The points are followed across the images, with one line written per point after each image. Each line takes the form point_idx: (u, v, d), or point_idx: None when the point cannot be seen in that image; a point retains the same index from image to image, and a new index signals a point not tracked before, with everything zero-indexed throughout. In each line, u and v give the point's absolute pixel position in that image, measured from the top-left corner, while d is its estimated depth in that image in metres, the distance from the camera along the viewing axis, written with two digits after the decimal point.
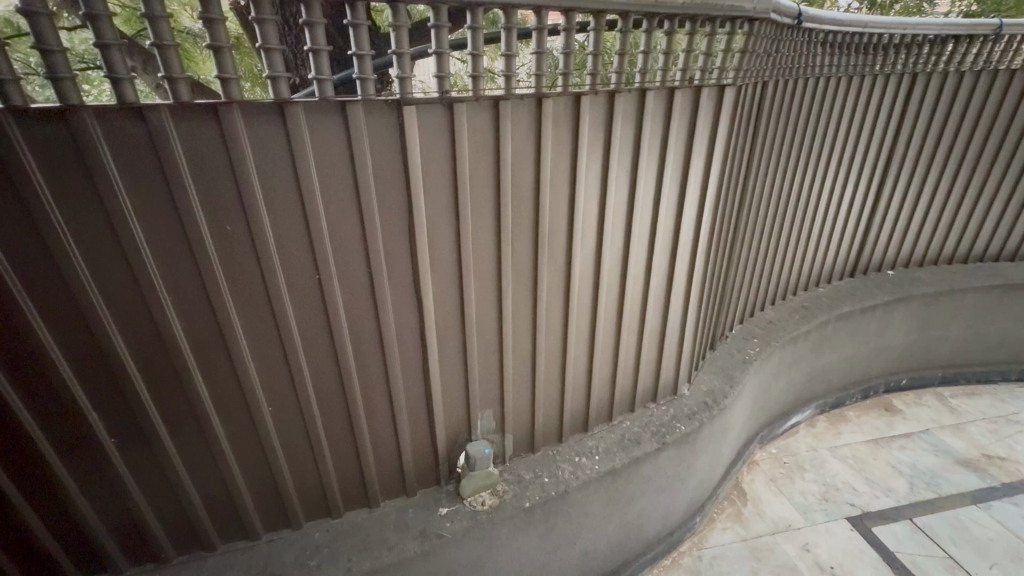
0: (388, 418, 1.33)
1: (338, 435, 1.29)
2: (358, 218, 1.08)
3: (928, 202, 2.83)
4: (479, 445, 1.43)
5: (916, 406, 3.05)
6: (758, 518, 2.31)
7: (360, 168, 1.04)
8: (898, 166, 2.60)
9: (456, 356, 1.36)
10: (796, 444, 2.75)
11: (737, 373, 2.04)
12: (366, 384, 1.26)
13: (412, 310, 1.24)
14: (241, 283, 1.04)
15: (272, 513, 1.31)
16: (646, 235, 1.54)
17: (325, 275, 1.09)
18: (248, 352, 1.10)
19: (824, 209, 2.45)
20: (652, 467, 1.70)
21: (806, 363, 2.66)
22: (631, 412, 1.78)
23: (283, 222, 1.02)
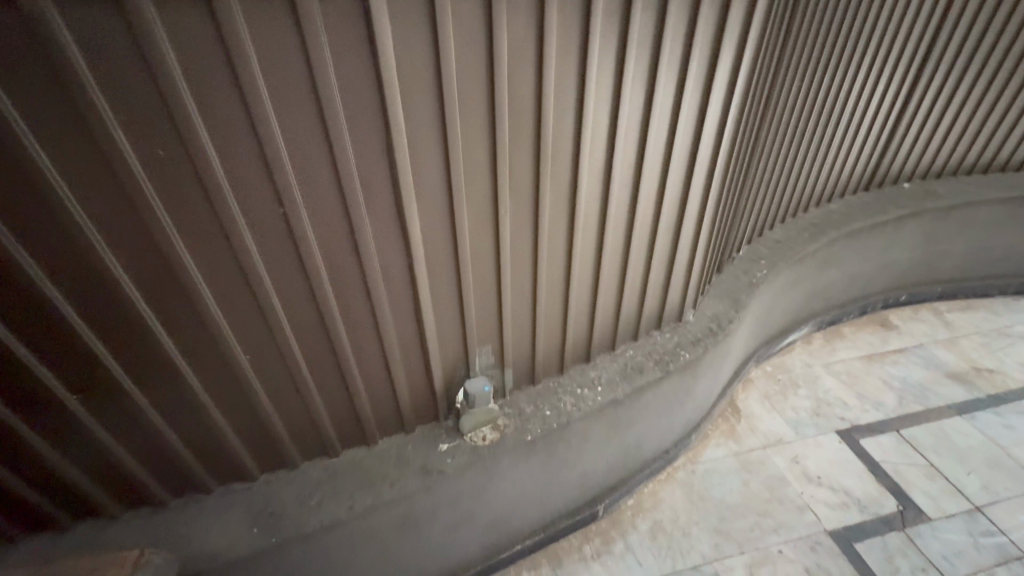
0: (377, 356, 1.24)
1: (325, 374, 1.21)
2: (324, 138, 0.92)
3: (959, 105, 2.58)
4: (479, 382, 1.37)
5: (912, 322, 3.05)
6: (751, 433, 2.37)
7: (321, 76, 0.85)
8: (934, 65, 2.33)
9: (449, 288, 1.24)
10: (791, 361, 2.77)
11: (743, 297, 1.96)
12: (350, 320, 1.16)
13: (398, 240, 1.10)
14: (191, 221, 0.90)
15: (265, 456, 1.26)
16: (660, 151, 1.36)
17: (288, 200, 0.94)
18: (213, 298, 0.99)
19: (848, 118, 2.24)
20: (654, 394, 1.68)
21: (810, 283, 2.59)
22: (635, 340, 1.70)
23: (227, 135, 0.85)
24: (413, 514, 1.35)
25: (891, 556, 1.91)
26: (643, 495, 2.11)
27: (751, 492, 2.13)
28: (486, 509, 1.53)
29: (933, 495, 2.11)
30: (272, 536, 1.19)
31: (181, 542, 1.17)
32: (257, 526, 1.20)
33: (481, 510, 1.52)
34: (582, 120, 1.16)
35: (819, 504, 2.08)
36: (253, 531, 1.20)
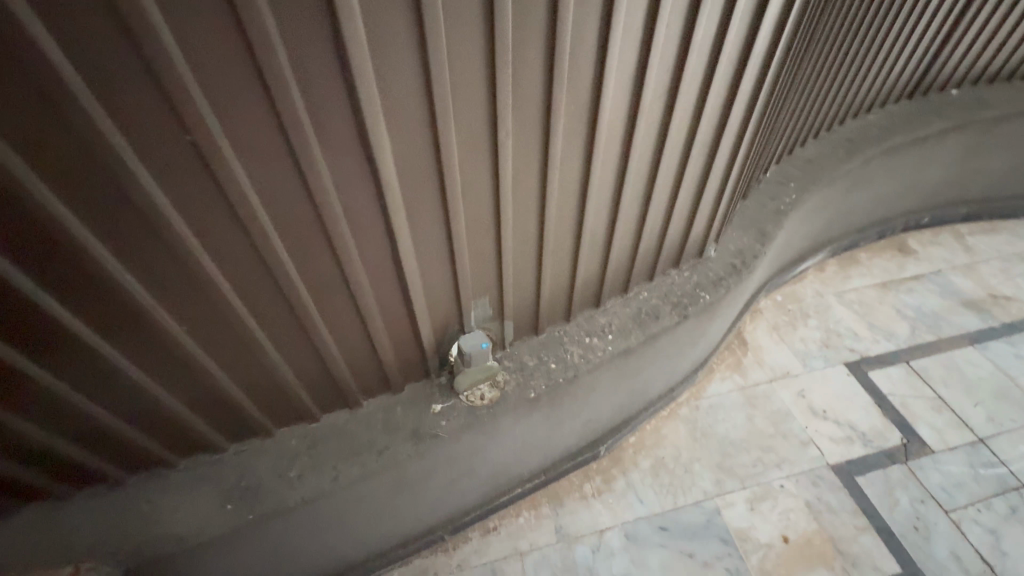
0: (347, 309, 1.03)
1: (283, 331, 1.00)
2: (237, 36, 0.65)
3: None
4: (477, 338, 1.18)
5: (931, 246, 2.87)
6: (757, 367, 2.28)
7: None
8: None
9: (431, 224, 0.99)
10: (802, 289, 2.62)
11: (769, 228, 1.74)
12: (305, 265, 0.93)
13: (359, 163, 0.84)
14: (60, 159, 0.66)
15: (230, 426, 1.10)
16: (706, 49, 1.06)
17: (183, 103, 0.67)
18: (118, 258, 0.78)
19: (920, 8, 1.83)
20: (668, 340, 1.52)
21: (836, 206, 2.35)
22: (650, 281, 1.50)
23: (69, 8, 0.56)
24: (406, 478, 1.23)
25: (891, 488, 1.91)
26: (645, 432, 2.05)
27: (755, 427, 2.07)
28: (485, 463, 1.43)
29: (939, 427, 2.08)
30: (248, 514, 1.08)
31: (147, 521, 1.06)
32: (231, 502, 1.09)
33: (480, 465, 1.42)
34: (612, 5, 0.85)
35: (823, 439, 2.04)
36: (227, 508, 1.08)
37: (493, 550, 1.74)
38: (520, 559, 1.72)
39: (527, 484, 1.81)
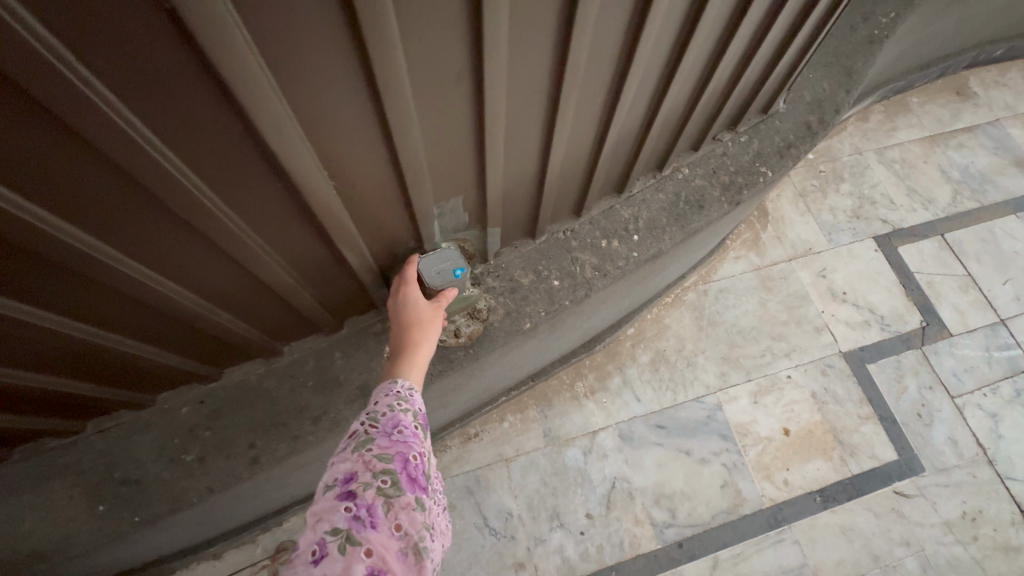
0: (172, 228, 0.58)
1: (42, 278, 0.55)
2: None
3: None
4: (448, 261, 0.79)
5: (994, 88, 2.37)
6: (776, 243, 1.95)
7: None
8: None
9: (295, 58, 0.48)
10: (839, 145, 2.17)
11: (858, 67, 1.22)
12: (15, 157, 0.44)
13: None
14: None
15: (23, 407, 0.68)
16: None
17: None
18: None
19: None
20: (708, 235, 1.11)
21: (920, 33, 1.76)
22: (693, 153, 1.04)
23: None
24: None
25: (901, 376, 1.77)
26: (645, 322, 1.79)
27: (768, 314, 1.83)
28: (464, 396, 1.14)
29: (961, 309, 1.89)
30: (132, 518, 0.79)
31: None
32: (104, 502, 0.79)
33: (458, 398, 1.13)
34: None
35: (838, 324, 1.84)
36: (99, 511, 0.79)
37: (476, 457, 1.58)
38: (505, 465, 1.57)
39: (511, 390, 1.62)
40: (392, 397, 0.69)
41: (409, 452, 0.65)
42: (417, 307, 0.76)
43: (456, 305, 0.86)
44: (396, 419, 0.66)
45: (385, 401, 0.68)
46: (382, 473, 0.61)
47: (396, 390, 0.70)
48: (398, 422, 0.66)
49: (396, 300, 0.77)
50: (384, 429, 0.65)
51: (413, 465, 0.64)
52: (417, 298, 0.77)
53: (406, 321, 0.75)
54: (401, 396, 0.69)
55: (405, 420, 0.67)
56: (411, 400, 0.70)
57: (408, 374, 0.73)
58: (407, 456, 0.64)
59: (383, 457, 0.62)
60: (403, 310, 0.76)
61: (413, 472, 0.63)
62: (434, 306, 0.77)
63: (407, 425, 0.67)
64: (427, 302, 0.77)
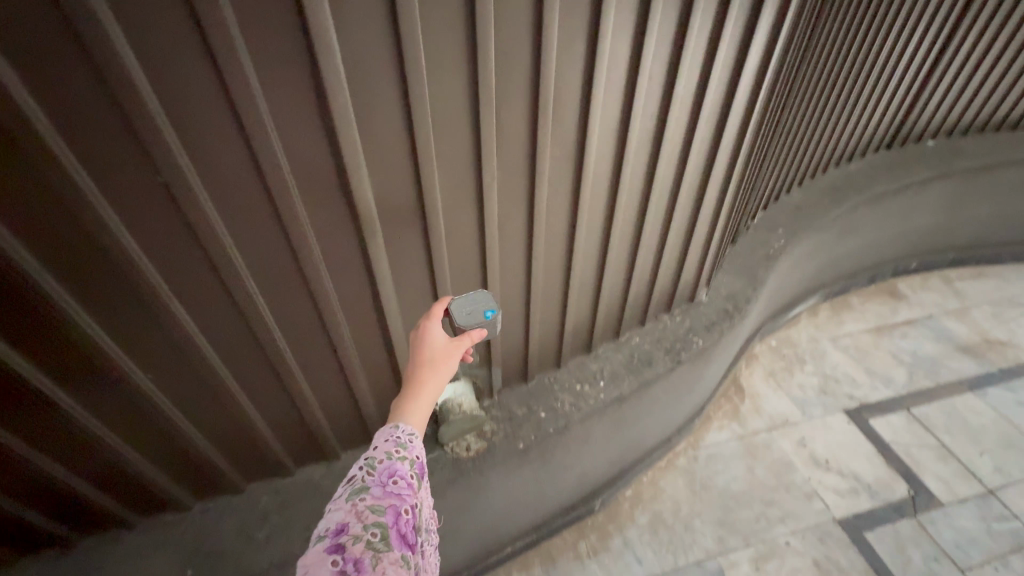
0: (295, 289, 0.90)
1: (258, 374, 0.98)
2: (248, 158, 0.74)
3: (999, 58, 2.25)
4: (479, 304, 0.94)
5: (922, 291, 2.88)
6: (754, 414, 2.22)
7: (234, 86, 0.66)
8: (980, 7, 1.97)
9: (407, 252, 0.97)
10: (796, 335, 2.59)
11: (761, 274, 1.73)
12: (288, 314, 0.93)
13: (307, 103, 0.73)
14: (81, 266, 0.73)
15: (182, 459, 1.02)
16: (685, 105, 1.09)
17: (196, 218, 0.75)
18: (120, 349, 0.83)
19: (904, 44, 1.85)
20: (663, 386, 1.47)
21: (827, 252, 2.35)
22: (642, 326, 1.48)
23: (105, 148, 0.66)
24: None
25: (901, 545, 1.81)
26: (642, 484, 1.96)
27: (757, 479, 1.99)
28: (472, 522, 1.34)
29: (946, 479, 2.00)
30: None
31: None
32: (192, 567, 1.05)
33: (468, 523, 1.33)
34: (598, 32, 0.86)
35: (827, 491, 1.96)
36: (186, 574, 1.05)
37: None
38: None
39: (517, 546, 1.73)
40: (391, 446, 0.77)
41: (399, 506, 0.73)
42: (433, 350, 0.87)
43: (468, 424, 1.19)
44: (391, 470, 0.75)
45: (383, 450, 0.76)
46: (372, 525, 0.69)
47: (396, 435, 0.78)
48: (393, 473, 0.75)
49: (419, 338, 0.89)
50: (378, 481, 0.74)
51: (402, 520, 0.72)
52: (437, 339, 0.88)
53: (420, 362, 0.86)
54: (399, 445, 0.77)
55: (399, 472, 0.75)
56: (409, 450, 0.78)
57: (410, 418, 0.81)
58: (397, 510, 0.73)
59: (375, 509, 0.71)
60: (423, 347, 0.87)
61: (401, 527, 0.72)
62: (455, 345, 0.89)
63: (400, 477, 0.75)
64: (448, 339, 0.89)
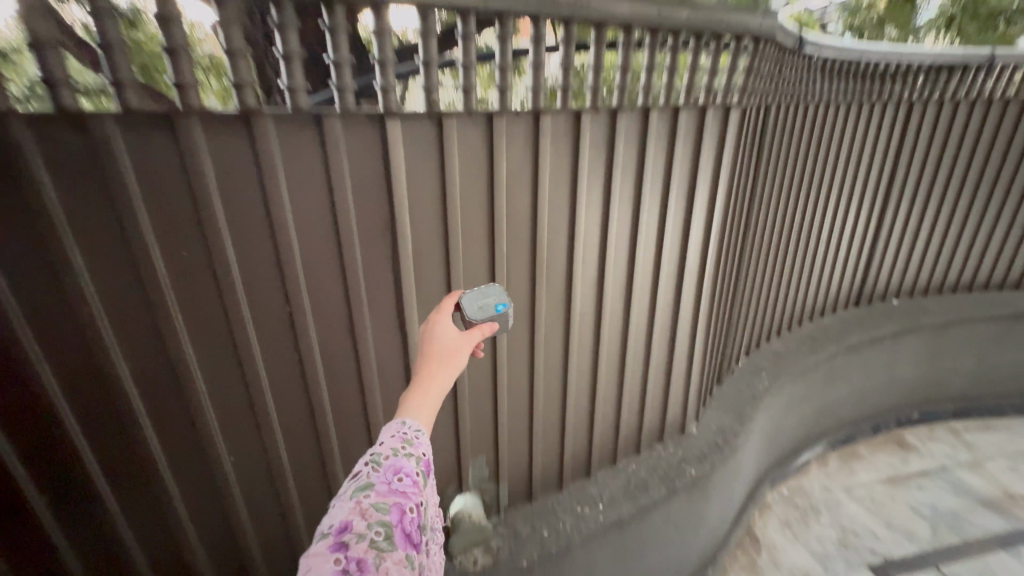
0: (354, 404, 1.10)
1: (314, 479, 1.13)
2: (345, 303, 0.99)
3: (929, 232, 2.69)
4: (490, 298, 0.95)
5: (931, 442, 2.90)
6: (773, 567, 2.14)
7: (349, 260, 0.95)
8: (898, 196, 2.46)
9: None
10: (808, 483, 2.59)
11: (748, 412, 1.90)
12: (347, 426, 1.11)
13: (387, 267, 1.01)
14: (220, 378, 0.92)
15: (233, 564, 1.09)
16: (651, 268, 1.41)
17: (306, 345, 0.97)
18: (224, 450, 0.97)
19: (838, 223, 2.29)
20: (661, 515, 1.55)
21: (817, 397, 2.51)
22: (637, 454, 1.65)
23: (263, 293, 0.90)
24: None
25: None
26: None
27: None
28: None
29: None
30: None
31: None
32: None
33: None
34: (576, 220, 1.20)
35: None
36: None
37: None
38: None
39: None
40: (397, 441, 0.75)
41: (404, 505, 0.71)
42: (443, 343, 0.86)
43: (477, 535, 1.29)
44: (396, 467, 0.73)
45: (388, 445, 0.75)
46: (377, 524, 0.66)
47: (402, 431, 0.77)
48: (398, 471, 0.73)
49: (430, 332, 0.87)
50: (383, 477, 0.71)
51: (407, 518, 0.70)
52: (447, 333, 0.87)
53: (430, 356, 0.85)
54: (405, 442, 0.76)
55: (405, 469, 0.73)
56: (414, 447, 0.76)
57: (418, 414, 0.80)
58: (402, 508, 0.70)
59: (379, 506, 0.68)
60: (434, 341, 0.86)
61: (407, 528, 0.69)
62: (465, 338, 0.88)
63: (406, 474, 0.73)
64: (459, 333, 0.89)
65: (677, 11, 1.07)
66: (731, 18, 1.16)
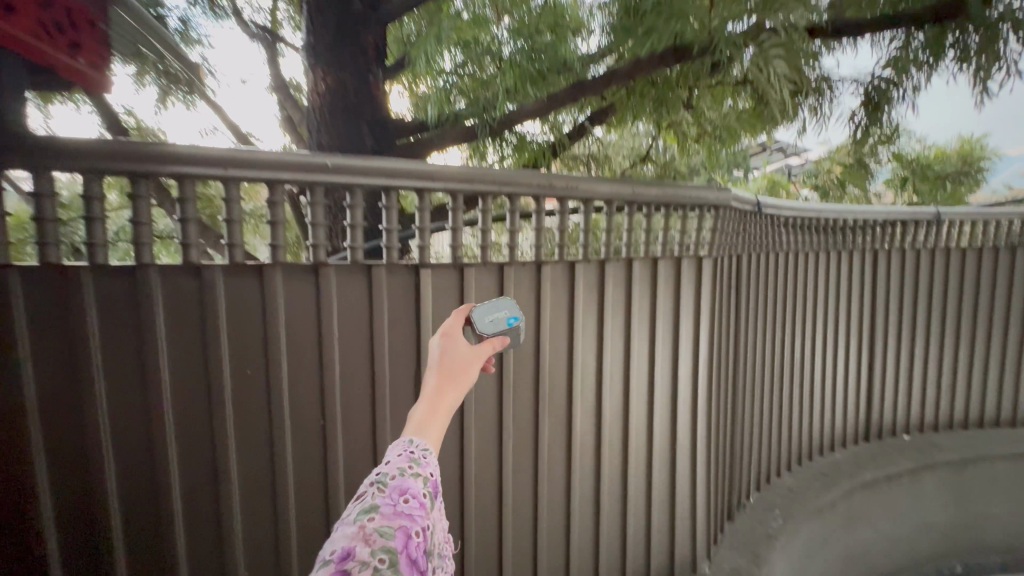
0: None
1: None
2: (369, 418, 1.12)
3: (925, 367, 2.77)
4: (502, 311, 0.90)
5: None
6: None
7: (378, 378, 1.11)
8: (885, 333, 2.60)
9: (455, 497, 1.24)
10: None
11: (763, 551, 1.83)
12: None
13: (410, 387, 1.16)
14: (252, 485, 1.02)
15: None
16: (646, 394, 1.54)
17: (332, 456, 1.08)
18: (242, 563, 1.02)
19: (830, 356, 2.42)
20: None
21: (842, 541, 2.37)
22: None
23: (303, 406, 1.05)
24: None
25: None
26: None
27: None
28: None
29: None
30: None
31: None
32: None
33: None
34: (573, 348, 1.37)
35: None
36: None
37: None
38: None
39: None
40: (403, 463, 0.70)
41: (410, 527, 0.64)
42: (454, 358, 0.82)
43: None
44: (403, 487, 0.67)
45: (394, 466, 0.69)
46: (380, 551, 0.60)
47: (409, 451, 0.72)
48: (404, 491, 0.66)
49: (438, 348, 0.83)
50: (388, 499, 0.65)
51: (414, 543, 0.63)
52: (459, 348, 0.83)
53: (441, 371, 0.80)
54: (412, 462, 0.70)
55: (411, 491, 0.67)
56: (421, 467, 0.71)
57: (427, 433, 0.75)
58: (408, 531, 0.63)
59: (384, 532, 0.61)
60: (444, 357, 0.81)
61: (414, 554, 0.62)
62: (475, 352, 0.84)
63: (413, 495, 0.67)
64: (469, 349, 0.84)
65: (647, 189, 1.39)
66: (692, 193, 1.48)
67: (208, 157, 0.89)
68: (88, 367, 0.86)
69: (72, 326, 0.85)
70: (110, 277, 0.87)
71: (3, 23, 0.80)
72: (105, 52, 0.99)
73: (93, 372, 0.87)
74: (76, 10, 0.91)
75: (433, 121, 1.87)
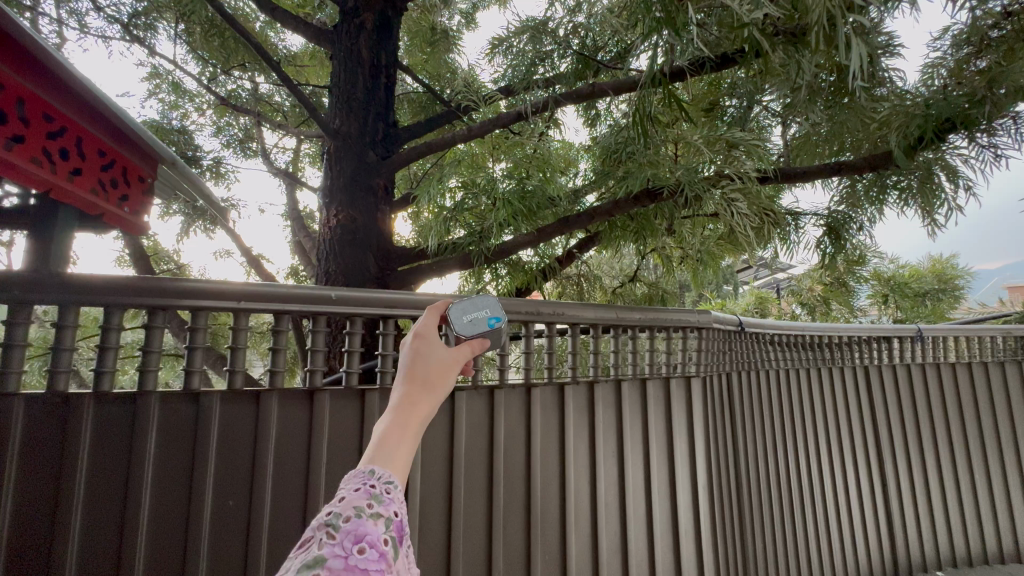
0: None
1: None
2: None
3: (978, 499, 2.44)
4: (483, 310, 0.75)
5: None
6: None
7: None
8: (921, 457, 2.35)
9: None
10: None
11: None
12: None
13: None
14: None
15: None
16: (644, 520, 1.46)
17: None
18: None
19: (873, 485, 2.18)
20: None
21: None
22: None
23: (282, 535, 1.00)
24: None
25: None
26: None
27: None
28: None
29: None
30: None
31: None
32: None
33: None
34: (563, 471, 1.34)
35: None
36: None
37: None
38: None
39: None
40: (362, 496, 0.51)
41: None
42: (430, 362, 0.65)
43: None
44: (359, 532, 0.49)
45: (351, 497, 0.51)
46: None
47: (369, 483, 0.53)
48: (360, 538, 0.48)
49: (411, 349, 0.66)
50: (339, 549, 0.47)
51: None
52: (436, 352, 0.67)
53: (414, 376, 0.63)
54: (372, 497, 0.52)
55: (370, 537, 0.49)
56: (385, 505, 0.52)
57: (395, 456, 0.57)
58: None
59: None
60: (419, 358, 0.65)
61: None
62: (455, 355, 0.67)
63: (371, 544, 0.48)
64: (448, 352, 0.67)
65: (631, 313, 1.47)
66: (674, 316, 1.56)
67: (225, 292, 0.98)
68: (68, 500, 0.85)
69: (62, 451, 0.86)
70: (109, 405, 0.90)
71: (72, 184, 0.94)
72: (146, 200, 1.21)
73: (72, 505, 0.85)
74: (132, 170, 1.15)
75: (435, 249, 2.11)
